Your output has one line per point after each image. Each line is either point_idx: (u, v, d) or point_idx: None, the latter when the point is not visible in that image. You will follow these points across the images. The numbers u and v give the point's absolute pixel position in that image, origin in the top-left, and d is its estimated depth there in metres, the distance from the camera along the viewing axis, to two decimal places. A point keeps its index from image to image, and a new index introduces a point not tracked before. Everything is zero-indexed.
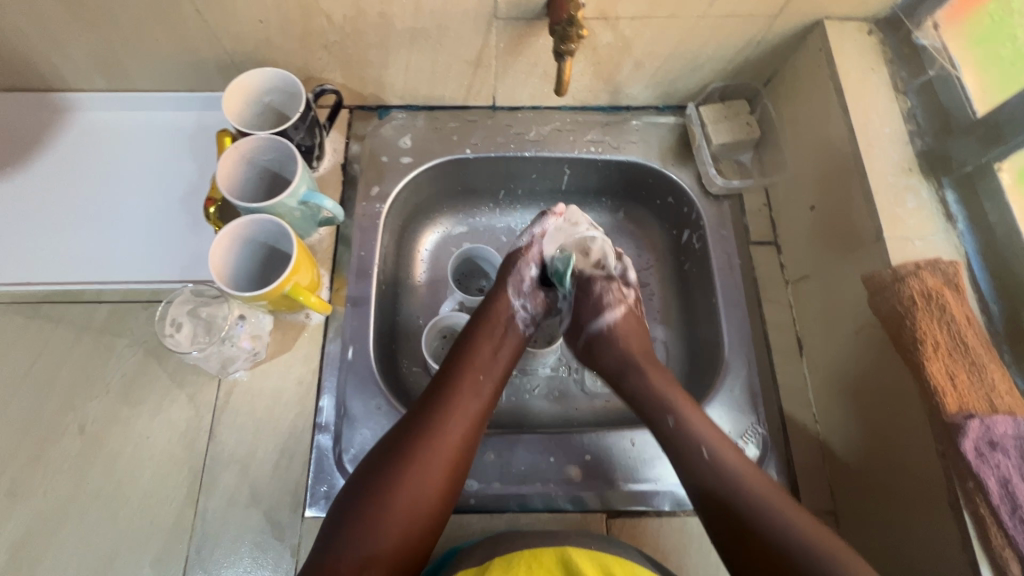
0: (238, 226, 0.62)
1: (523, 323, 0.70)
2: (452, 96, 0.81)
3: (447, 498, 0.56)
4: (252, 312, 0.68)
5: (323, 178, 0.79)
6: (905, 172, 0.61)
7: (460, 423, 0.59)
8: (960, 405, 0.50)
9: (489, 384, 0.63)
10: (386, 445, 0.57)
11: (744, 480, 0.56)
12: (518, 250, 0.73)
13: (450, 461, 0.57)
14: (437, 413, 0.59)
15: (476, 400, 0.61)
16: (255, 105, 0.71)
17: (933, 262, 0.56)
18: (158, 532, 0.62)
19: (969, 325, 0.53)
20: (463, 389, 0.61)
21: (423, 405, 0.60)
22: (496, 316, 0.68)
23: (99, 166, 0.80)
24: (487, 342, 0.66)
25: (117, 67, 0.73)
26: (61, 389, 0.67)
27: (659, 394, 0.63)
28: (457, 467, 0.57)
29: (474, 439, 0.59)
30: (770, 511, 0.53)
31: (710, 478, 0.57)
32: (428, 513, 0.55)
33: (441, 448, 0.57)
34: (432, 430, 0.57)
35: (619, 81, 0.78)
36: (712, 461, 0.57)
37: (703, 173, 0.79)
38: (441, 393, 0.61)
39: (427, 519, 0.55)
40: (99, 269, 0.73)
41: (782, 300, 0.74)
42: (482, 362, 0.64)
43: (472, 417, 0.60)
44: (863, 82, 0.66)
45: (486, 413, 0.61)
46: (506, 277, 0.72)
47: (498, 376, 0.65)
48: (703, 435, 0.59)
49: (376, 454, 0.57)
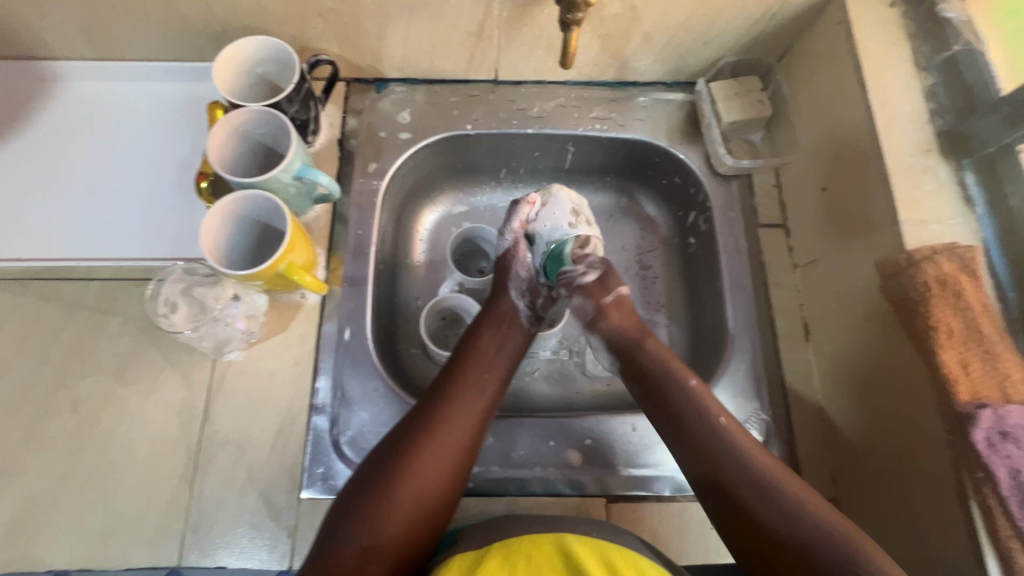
0: (230, 202, 0.59)
1: (523, 317, 0.68)
2: (453, 69, 0.78)
3: (450, 497, 0.55)
4: (246, 292, 0.66)
5: (319, 153, 0.77)
6: (924, 153, 0.59)
7: (463, 423, 0.57)
8: (972, 395, 0.49)
9: (493, 380, 0.62)
10: (390, 442, 0.56)
11: (745, 449, 0.54)
12: (507, 252, 0.71)
13: (452, 460, 0.56)
14: (441, 410, 0.57)
15: (480, 399, 0.59)
16: (248, 76, 0.68)
17: (950, 246, 0.53)
18: (153, 512, 0.61)
19: (985, 313, 0.51)
20: (467, 386, 0.60)
21: (428, 401, 0.59)
22: (497, 314, 0.67)
23: (88, 139, 0.77)
24: (491, 339, 0.65)
25: (104, 35, 0.70)
26: (52, 368, 0.65)
27: (672, 371, 0.60)
28: (460, 466, 0.56)
29: (478, 438, 0.58)
30: (777, 489, 0.52)
31: (713, 445, 0.55)
32: (433, 510, 0.54)
33: (448, 442, 0.56)
34: (439, 424, 0.56)
35: (627, 55, 0.75)
36: (724, 433, 0.56)
37: (712, 153, 0.77)
38: (446, 390, 0.59)
39: (430, 513, 0.53)
40: (91, 246, 0.71)
41: (789, 285, 0.73)
42: (487, 359, 0.63)
43: (477, 416, 0.59)
44: (884, 57, 0.63)
45: (490, 410, 0.60)
46: (501, 280, 0.70)
47: (503, 374, 0.63)
48: (712, 409, 0.57)
49: (384, 445, 0.56)
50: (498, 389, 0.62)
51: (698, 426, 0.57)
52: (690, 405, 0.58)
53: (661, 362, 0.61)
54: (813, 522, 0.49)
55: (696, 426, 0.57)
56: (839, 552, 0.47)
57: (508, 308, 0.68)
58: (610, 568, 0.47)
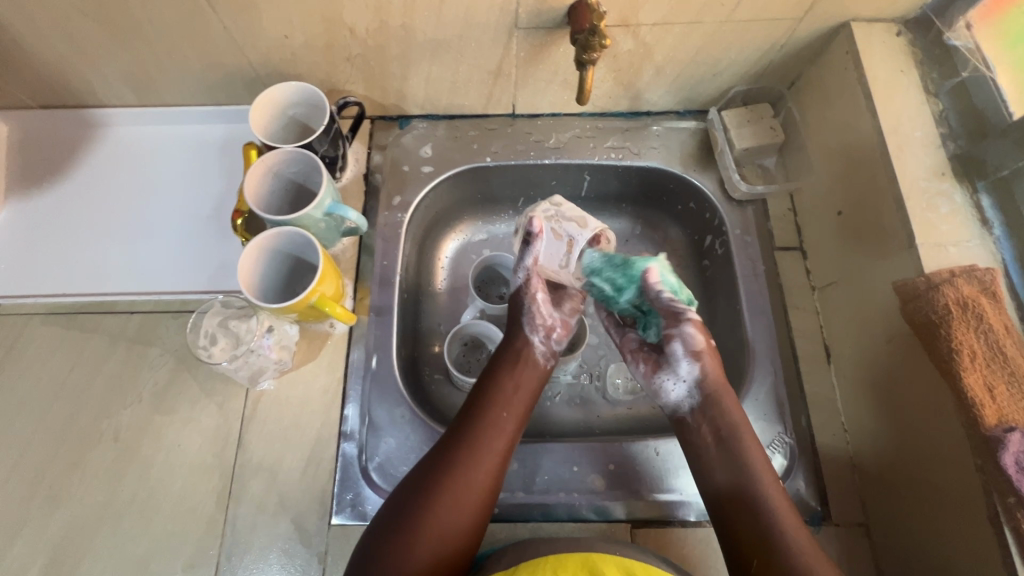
0: (266, 238, 0.62)
1: (541, 354, 0.69)
2: (472, 105, 0.81)
3: (475, 527, 0.57)
4: (279, 323, 0.68)
5: (345, 188, 0.80)
6: (938, 176, 0.59)
7: (490, 455, 0.60)
8: (999, 418, 0.48)
9: (511, 418, 0.63)
10: (421, 472, 0.58)
11: (756, 469, 0.59)
12: (518, 289, 0.72)
13: (476, 498, 0.57)
14: (465, 449, 0.59)
15: (505, 431, 0.62)
16: (281, 118, 0.72)
17: (968, 269, 0.54)
18: (190, 538, 0.63)
19: (1008, 335, 0.51)
20: (494, 417, 0.62)
21: (450, 440, 0.60)
22: (518, 352, 0.68)
23: (129, 179, 0.82)
24: (512, 378, 0.66)
25: (149, 83, 0.75)
26: (97, 398, 0.69)
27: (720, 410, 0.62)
28: (484, 503, 0.58)
29: (498, 475, 0.60)
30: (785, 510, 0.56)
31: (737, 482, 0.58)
32: (457, 539, 0.55)
33: (474, 473, 0.58)
34: (467, 456, 0.59)
35: (640, 87, 0.78)
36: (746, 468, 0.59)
37: (726, 178, 0.79)
38: (467, 427, 0.61)
39: (455, 542, 0.55)
40: (132, 281, 0.75)
41: (808, 307, 0.73)
42: (506, 399, 0.64)
43: (499, 455, 0.60)
44: (892, 84, 0.64)
45: (513, 442, 0.62)
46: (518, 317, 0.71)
47: (523, 408, 0.65)
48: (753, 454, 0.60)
49: (415, 474, 0.59)
50: (515, 428, 0.63)
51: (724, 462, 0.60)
52: (726, 448, 0.60)
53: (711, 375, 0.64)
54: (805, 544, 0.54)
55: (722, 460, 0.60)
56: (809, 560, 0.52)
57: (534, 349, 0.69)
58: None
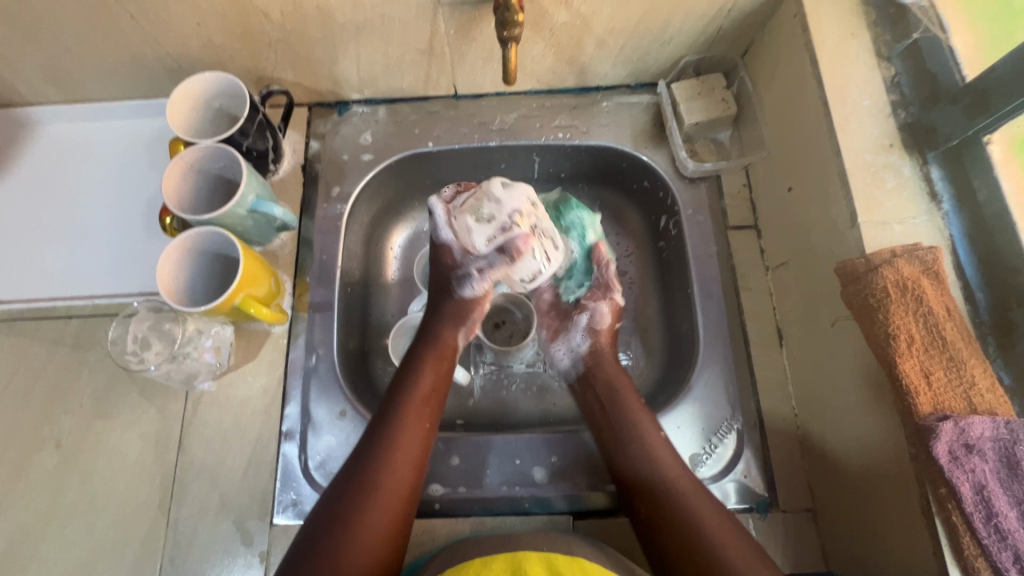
0: (186, 239, 0.61)
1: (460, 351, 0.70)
2: (411, 87, 0.78)
3: (404, 524, 0.56)
4: (211, 325, 0.67)
5: (283, 180, 0.77)
6: (885, 148, 0.56)
7: (409, 450, 0.58)
8: (934, 406, 0.46)
9: (428, 413, 0.62)
10: (339, 483, 0.56)
11: (661, 461, 0.59)
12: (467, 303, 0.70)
13: (398, 505, 0.56)
14: (379, 450, 0.58)
15: (421, 424, 0.61)
16: (206, 111, 0.69)
17: (910, 248, 0.51)
18: (133, 542, 0.63)
19: (949, 318, 0.49)
20: (409, 412, 0.61)
21: (364, 452, 0.58)
22: (437, 351, 0.66)
23: (62, 178, 0.79)
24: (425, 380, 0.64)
25: (70, 78, 0.73)
26: (36, 405, 0.68)
27: (618, 401, 0.64)
28: (407, 510, 0.57)
29: (420, 468, 0.59)
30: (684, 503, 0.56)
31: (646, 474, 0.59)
32: (388, 539, 0.54)
33: (395, 470, 0.57)
34: (384, 455, 0.57)
35: (584, 61, 0.74)
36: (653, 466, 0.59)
37: (677, 156, 0.75)
38: (381, 427, 0.59)
39: (386, 543, 0.54)
40: (67, 284, 0.73)
41: (762, 288, 0.70)
42: (421, 402, 0.62)
43: (418, 450, 0.59)
44: (842, 48, 0.60)
45: (431, 434, 0.61)
46: (444, 312, 0.69)
47: (438, 398, 0.64)
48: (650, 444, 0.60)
49: (334, 486, 0.56)
50: (432, 420, 0.62)
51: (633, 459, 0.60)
52: (628, 443, 0.61)
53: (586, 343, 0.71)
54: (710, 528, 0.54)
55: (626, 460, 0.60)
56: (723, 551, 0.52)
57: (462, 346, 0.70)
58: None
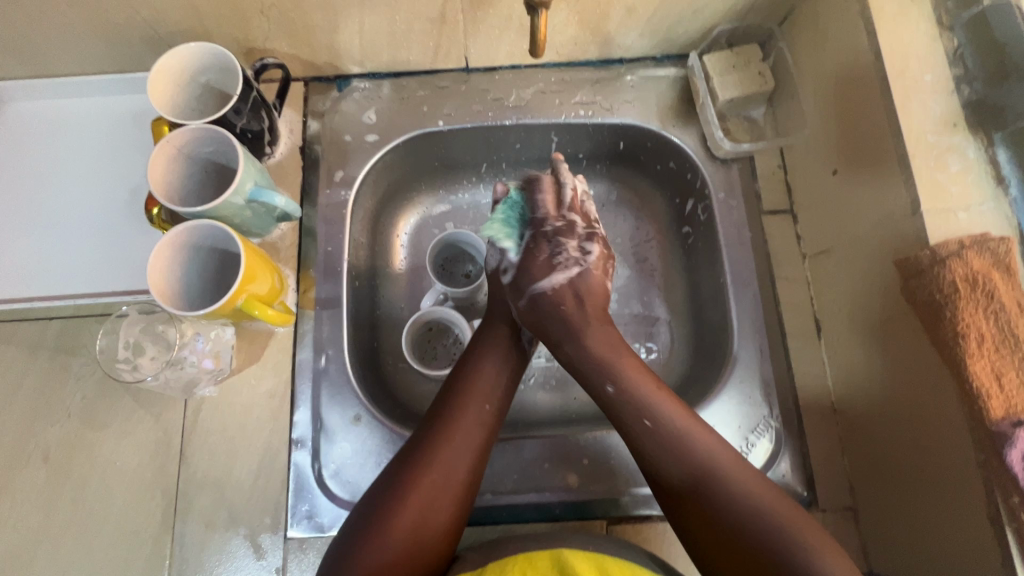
0: (178, 233, 0.54)
1: (525, 341, 0.65)
2: (419, 60, 0.71)
3: (454, 523, 0.52)
4: (211, 327, 0.62)
5: (280, 164, 0.71)
6: (948, 128, 0.51)
7: (468, 444, 0.55)
8: (1007, 410, 0.43)
9: (493, 407, 0.58)
10: (395, 466, 0.53)
11: (689, 444, 0.52)
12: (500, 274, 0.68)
13: (453, 493, 0.52)
14: (438, 438, 0.54)
15: (485, 418, 0.57)
16: (191, 87, 0.62)
17: (980, 239, 0.47)
18: (136, 560, 0.59)
19: (1022, 313, 0.45)
20: (473, 403, 0.57)
21: (427, 430, 0.55)
22: (505, 334, 0.63)
23: (30, 162, 0.71)
24: (495, 364, 0.61)
25: (33, 50, 0.64)
26: (17, 416, 0.62)
27: (601, 363, 0.58)
28: (461, 502, 0.53)
29: (480, 466, 0.55)
30: (725, 484, 0.50)
31: (650, 445, 0.53)
32: (435, 536, 0.51)
33: (451, 464, 0.53)
34: (443, 445, 0.54)
35: (609, 31, 0.67)
36: (653, 435, 0.53)
37: (708, 135, 0.70)
38: (444, 415, 0.56)
39: (432, 538, 0.50)
40: (44, 281, 0.66)
41: (798, 277, 0.67)
42: (489, 389, 0.59)
43: (478, 445, 0.55)
44: (901, 16, 0.54)
45: (494, 430, 0.57)
46: (499, 309, 0.65)
47: (505, 392, 0.60)
48: (661, 415, 0.54)
49: (390, 468, 0.54)
50: (496, 415, 0.58)
51: (637, 428, 0.54)
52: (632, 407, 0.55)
53: (601, 310, 0.63)
54: (753, 512, 0.48)
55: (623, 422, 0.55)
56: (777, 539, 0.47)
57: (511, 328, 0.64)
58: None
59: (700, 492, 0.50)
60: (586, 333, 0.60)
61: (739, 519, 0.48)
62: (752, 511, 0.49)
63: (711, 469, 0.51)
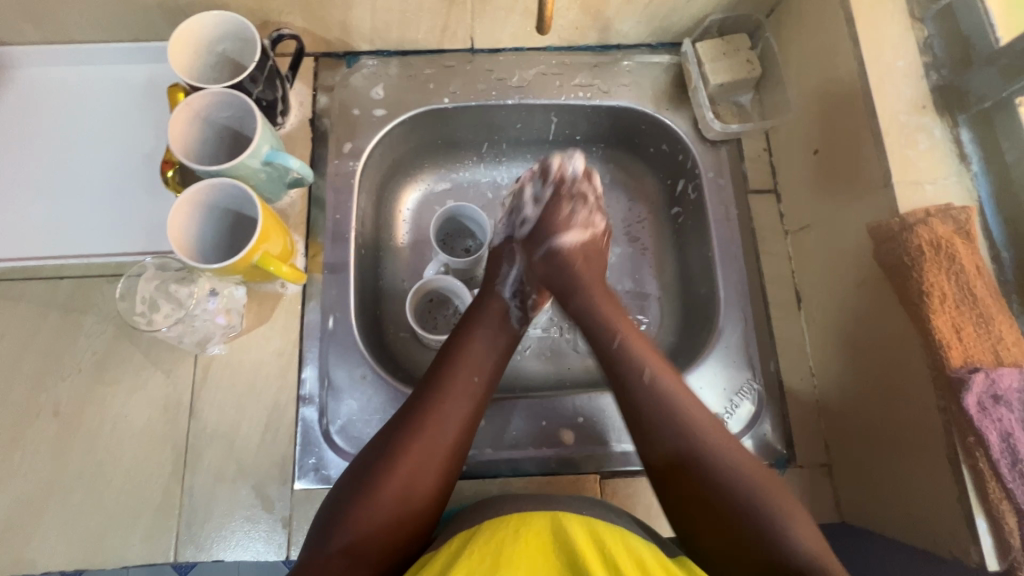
0: (196, 191, 0.57)
1: (515, 318, 0.67)
2: (426, 39, 0.74)
3: (442, 489, 0.54)
4: (224, 285, 0.64)
5: (290, 135, 0.73)
6: (918, 110, 0.56)
7: (456, 415, 0.56)
8: (965, 359, 0.48)
9: (481, 381, 0.60)
10: (385, 435, 0.55)
11: (684, 406, 0.56)
12: (494, 255, 0.72)
13: (443, 455, 0.54)
14: (427, 409, 0.56)
15: (472, 392, 0.58)
16: (208, 56, 0.64)
17: (944, 208, 0.52)
18: (146, 509, 0.61)
19: (979, 276, 0.50)
20: (460, 378, 0.58)
21: (417, 397, 0.57)
22: (490, 316, 0.65)
23: (41, 128, 0.73)
24: (484, 337, 0.63)
25: (51, 16, 0.66)
26: (29, 370, 0.64)
27: (606, 321, 0.64)
28: (451, 464, 0.55)
29: (467, 436, 0.57)
30: (716, 455, 0.53)
31: (649, 399, 0.57)
32: (423, 501, 0.52)
33: (439, 434, 0.55)
34: (430, 417, 0.55)
35: (608, 17, 0.71)
36: (650, 388, 0.57)
37: (700, 117, 0.74)
38: (432, 388, 0.57)
39: (421, 502, 0.52)
40: (55, 242, 0.68)
41: (781, 252, 0.71)
42: (478, 359, 0.61)
43: (466, 416, 0.57)
44: (876, 8, 0.59)
45: (481, 404, 0.59)
46: (493, 276, 0.70)
47: (492, 370, 0.61)
48: (658, 378, 0.58)
49: (380, 436, 0.55)
50: (484, 390, 0.60)
51: (635, 379, 0.58)
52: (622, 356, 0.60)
53: (592, 310, 0.65)
54: (741, 483, 0.51)
55: (625, 381, 0.58)
56: (755, 504, 0.50)
57: (500, 308, 0.66)
58: (597, 544, 0.46)
59: (686, 454, 0.53)
60: (594, 297, 0.66)
61: (737, 482, 0.51)
62: (739, 479, 0.52)
63: (700, 433, 0.54)
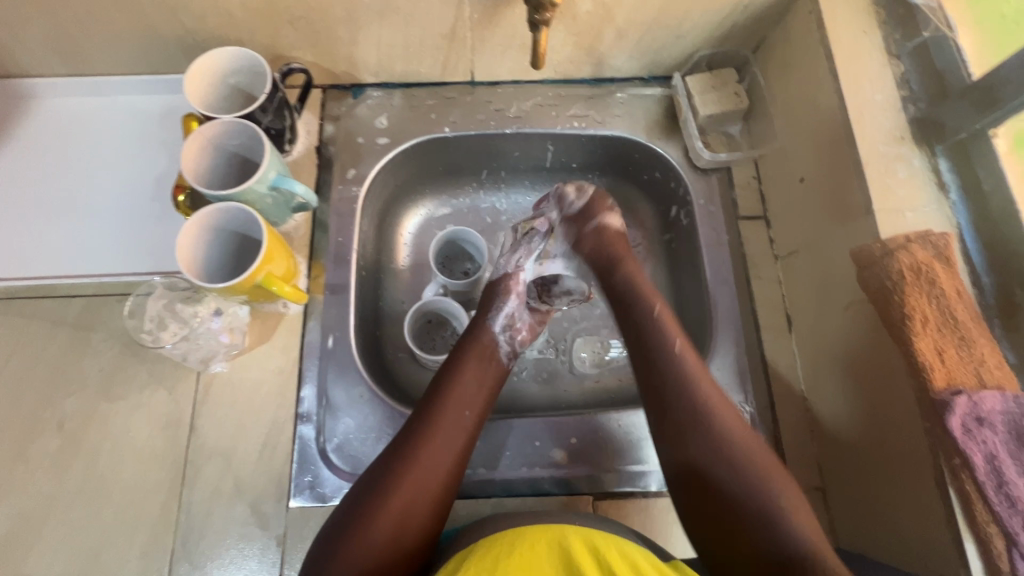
0: (206, 215, 0.60)
1: (506, 353, 0.66)
2: (429, 72, 0.78)
3: (435, 520, 0.53)
4: (228, 305, 0.67)
5: (296, 161, 0.76)
6: (896, 140, 0.58)
7: (446, 446, 0.56)
8: (948, 381, 0.48)
9: (473, 412, 0.59)
10: (377, 468, 0.54)
11: (717, 412, 0.55)
12: (500, 279, 0.71)
13: (432, 493, 0.53)
14: (419, 441, 0.55)
15: (464, 423, 0.58)
16: (221, 88, 0.68)
17: (923, 234, 0.53)
18: (144, 524, 0.61)
19: (959, 300, 0.51)
20: (452, 408, 0.58)
21: (409, 430, 0.57)
22: (481, 346, 0.64)
23: (63, 153, 0.76)
24: (474, 373, 0.62)
25: (77, 50, 0.70)
26: (37, 386, 0.65)
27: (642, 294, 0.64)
28: (440, 503, 0.54)
29: (459, 466, 0.56)
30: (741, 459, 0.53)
31: (672, 381, 0.57)
32: (415, 533, 0.52)
33: (431, 465, 0.54)
34: (422, 449, 0.55)
35: (602, 52, 0.75)
36: (678, 361, 0.58)
37: (690, 147, 0.77)
38: (424, 419, 0.57)
39: (414, 535, 0.51)
40: (71, 261, 0.71)
41: (771, 276, 0.73)
42: (469, 389, 0.60)
43: (459, 446, 0.57)
44: (854, 45, 0.63)
45: (474, 434, 0.59)
46: (485, 308, 0.68)
47: (483, 402, 0.61)
48: (695, 375, 0.57)
49: (372, 471, 0.54)
50: (477, 420, 0.59)
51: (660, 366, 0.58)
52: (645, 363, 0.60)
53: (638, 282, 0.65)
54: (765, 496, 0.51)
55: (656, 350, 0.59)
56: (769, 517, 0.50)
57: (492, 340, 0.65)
58: (593, 551, 0.46)
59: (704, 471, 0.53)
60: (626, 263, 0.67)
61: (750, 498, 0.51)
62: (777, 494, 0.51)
63: (727, 449, 0.54)
